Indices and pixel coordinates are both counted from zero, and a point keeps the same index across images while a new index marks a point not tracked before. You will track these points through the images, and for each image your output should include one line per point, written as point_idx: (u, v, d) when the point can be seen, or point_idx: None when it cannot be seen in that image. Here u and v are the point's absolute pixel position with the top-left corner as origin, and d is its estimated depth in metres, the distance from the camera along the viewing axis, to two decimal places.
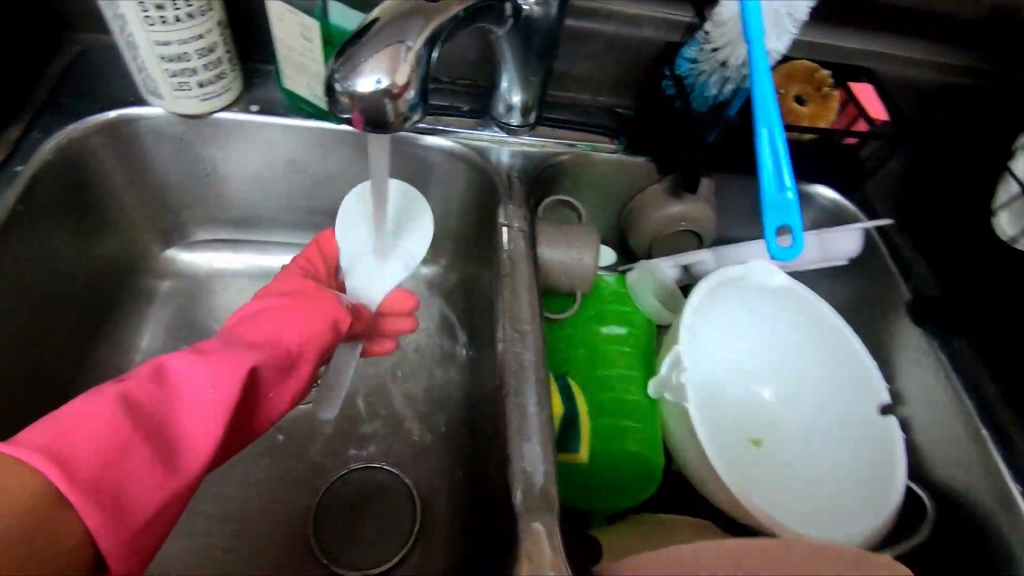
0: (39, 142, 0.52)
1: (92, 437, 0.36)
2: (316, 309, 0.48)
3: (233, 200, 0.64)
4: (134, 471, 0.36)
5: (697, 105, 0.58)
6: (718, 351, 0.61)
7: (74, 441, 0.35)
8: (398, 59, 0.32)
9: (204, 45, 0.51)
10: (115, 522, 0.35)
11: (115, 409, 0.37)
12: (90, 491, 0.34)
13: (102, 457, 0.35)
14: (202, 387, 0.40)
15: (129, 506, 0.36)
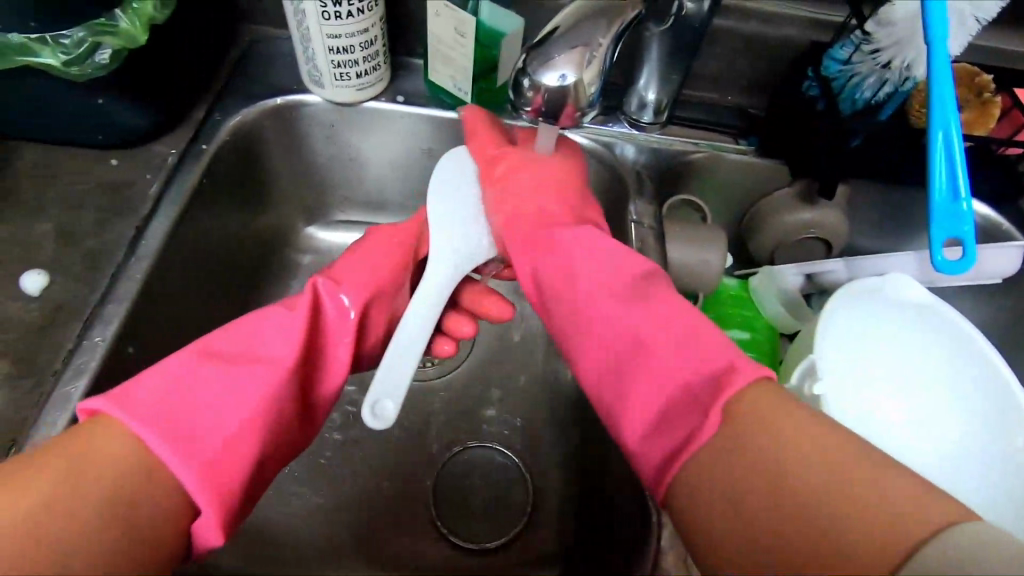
0: (220, 124, 0.57)
1: (169, 387, 0.38)
2: (379, 244, 0.52)
3: (371, 185, 0.68)
4: (216, 411, 0.38)
5: (843, 107, 0.57)
6: (862, 362, 0.56)
7: (155, 393, 0.37)
8: (584, 56, 0.34)
9: (367, 38, 0.54)
10: (192, 441, 0.36)
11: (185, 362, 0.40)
12: (158, 425, 0.36)
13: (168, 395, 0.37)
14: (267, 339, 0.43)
15: (206, 436, 0.37)
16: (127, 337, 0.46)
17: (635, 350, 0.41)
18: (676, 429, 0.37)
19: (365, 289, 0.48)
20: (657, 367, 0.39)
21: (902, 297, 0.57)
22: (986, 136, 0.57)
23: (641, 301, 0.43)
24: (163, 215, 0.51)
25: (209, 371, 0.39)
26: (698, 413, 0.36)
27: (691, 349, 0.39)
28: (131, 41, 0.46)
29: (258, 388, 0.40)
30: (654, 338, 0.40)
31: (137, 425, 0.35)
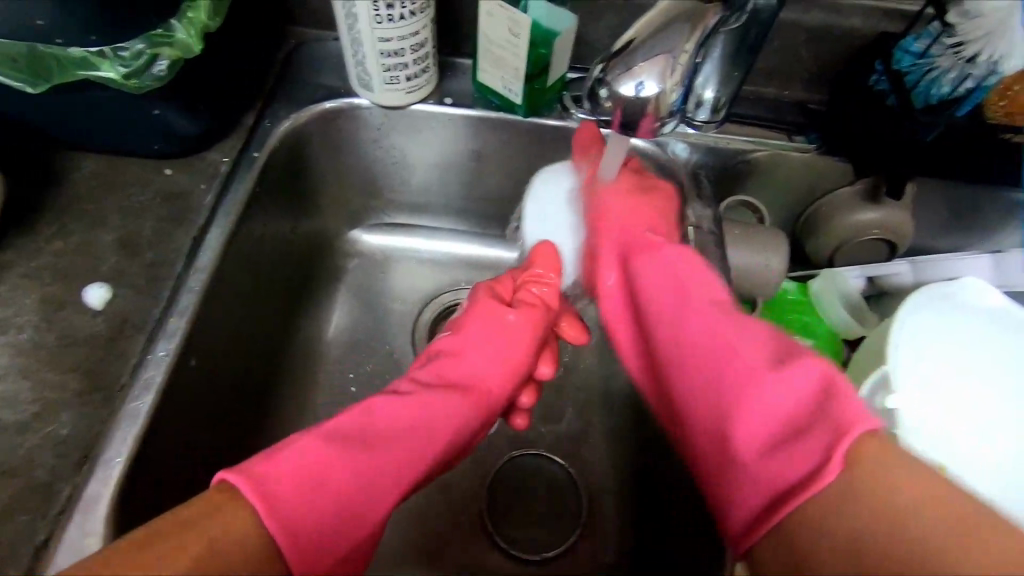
0: (270, 129, 0.57)
1: (303, 465, 0.38)
2: (499, 321, 0.51)
3: (415, 188, 0.67)
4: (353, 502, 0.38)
5: (916, 103, 0.53)
6: (937, 372, 0.53)
7: (288, 471, 0.37)
8: (667, 65, 0.33)
9: (418, 40, 0.53)
10: (321, 545, 0.36)
11: (325, 445, 0.39)
12: (290, 527, 0.35)
13: (304, 487, 0.37)
14: (395, 437, 0.42)
15: (336, 543, 0.37)
16: (189, 349, 0.46)
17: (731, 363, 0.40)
18: (783, 461, 0.35)
19: (497, 368, 0.50)
20: (749, 403, 0.37)
21: (981, 304, 0.55)
22: None
23: (712, 331, 0.42)
24: (219, 226, 0.51)
25: (345, 458, 0.39)
26: (813, 460, 0.34)
27: (793, 385, 0.37)
28: (186, 50, 0.46)
29: (375, 491, 0.39)
30: (731, 357, 0.40)
31: (273, 524, 0.35)
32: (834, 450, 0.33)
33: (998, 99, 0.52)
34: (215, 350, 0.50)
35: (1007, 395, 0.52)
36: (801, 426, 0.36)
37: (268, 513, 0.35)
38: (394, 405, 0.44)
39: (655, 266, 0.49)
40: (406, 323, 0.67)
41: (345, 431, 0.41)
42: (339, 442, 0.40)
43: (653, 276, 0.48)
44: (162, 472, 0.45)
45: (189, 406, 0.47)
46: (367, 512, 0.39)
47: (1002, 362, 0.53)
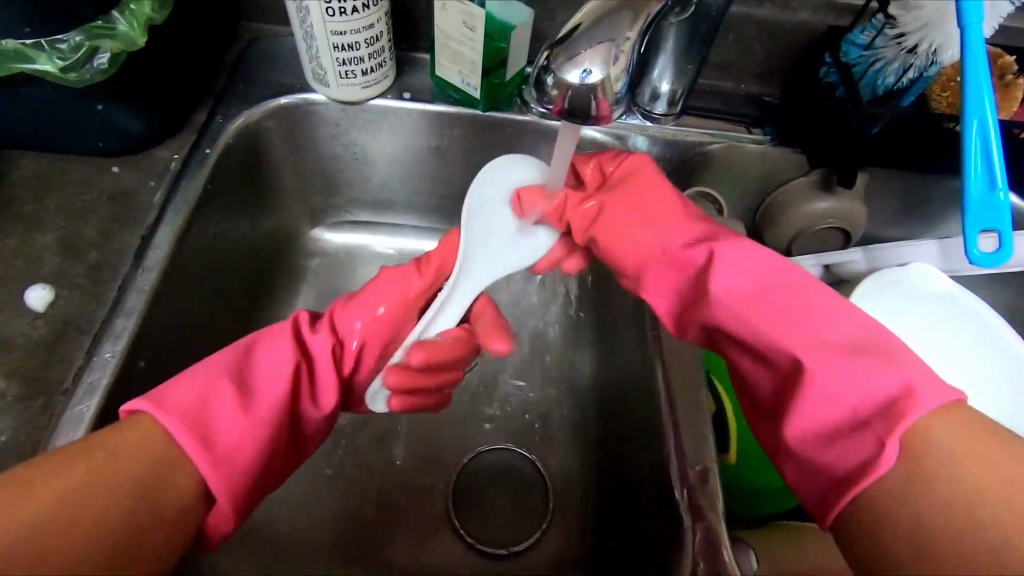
0: (223, 126, 0.55)
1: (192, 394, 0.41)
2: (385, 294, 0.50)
3: (376, 185, 0.67)
4: (231, 414, 0.41)
5: (863, 95, 0.55)
6: None
7: (179, 393, 0.41)
8: (611, 53, 0.33)
9: (373, 34, 0.52)
10: (206, 441, 0.39)
11: (212, 368, 0.42)
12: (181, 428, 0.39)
13: (195, 403, 0.41)
14: (271, 375, 0.44)
15: (219, 444, 0.40)
16: (137, 351, 0.45)
17: (789, 322, 0.41)
18: (839, 449, 0.36)
19: (371, 321, 0.50)
20: (813, 389, 0.38)
21: (926, 288, 0.57)
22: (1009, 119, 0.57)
23: (770, 305, 0.42)
24: (168, 224, 0.50)
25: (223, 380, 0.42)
26: (873, 440, 0.35)
27: (859, 378, 0.37)
28: (129, 43, 0.45)
29: (252, 410, 0.42)
30: (791, 331, 0.41)
31: (172, 425, 0.39)
32: (890, 434, 0.34)
33: (941, 90, 0.56)
34: (165, 351, 0.49)
35: (959, 378, 0.55)
36: (862, 414, 0.36)
37: (156, 411, 0.39)
38: (274, 342, 0.46)
39: (723, 251, 0.45)
40: None
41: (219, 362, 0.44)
42: (225, 366, 0.43)
43: (720, 258, 0.45)
44: None
45: None
46: (238, 426, 0.41)
47: (953, 347, 0.56)
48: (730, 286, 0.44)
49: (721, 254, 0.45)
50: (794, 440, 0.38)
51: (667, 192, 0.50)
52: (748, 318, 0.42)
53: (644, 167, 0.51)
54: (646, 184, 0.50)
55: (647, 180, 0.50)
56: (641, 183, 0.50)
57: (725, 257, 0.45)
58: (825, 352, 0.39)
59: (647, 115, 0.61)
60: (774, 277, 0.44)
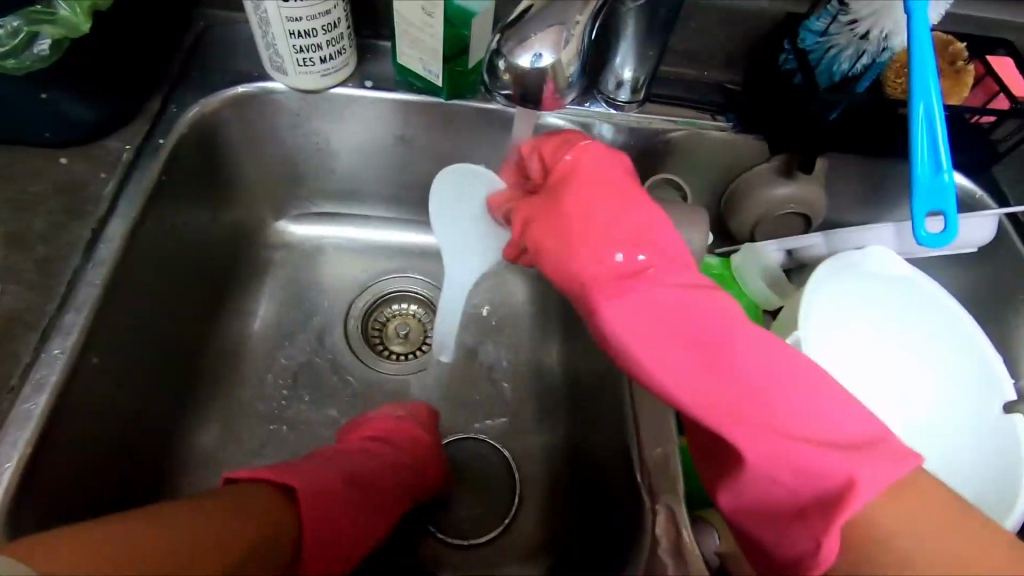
0: (177, 116, 0.54)
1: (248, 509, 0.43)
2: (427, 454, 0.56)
3: (341, 176, 0.66)
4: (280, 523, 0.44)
5: (821, 80, 0.56)
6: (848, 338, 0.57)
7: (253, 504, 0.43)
8: (559, 36, 0.33)
9: (330, 20, 0.51)
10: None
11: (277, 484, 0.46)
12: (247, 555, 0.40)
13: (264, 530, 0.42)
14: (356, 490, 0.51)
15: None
16: (88, 347, 0.44)
17: (714, 394, 0.41)
18: (789, 536, 0.38)
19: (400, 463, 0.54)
20: (749, 473, 0.40)
21: (880, 271, 0.58)
22: (961, 104, 0.58)
23: (687, 371, 0.42)
24: (120, 217, 0.48)
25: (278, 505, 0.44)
26: (812, 535, 0.37)
27: (796, 461, 0.38)
28: (73, 29, 0.43)
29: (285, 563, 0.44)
30: (717, 404, 0.41)
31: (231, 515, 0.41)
32: (828, 533, 0.36)
33: (897, 75, 0.56)
34: (120, 347, 0.48)
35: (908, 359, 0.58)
36: (801, 499, 0.38)
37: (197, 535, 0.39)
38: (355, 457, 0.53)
39: (628, 303, 0.44)
40: (338, 314, 0.66)
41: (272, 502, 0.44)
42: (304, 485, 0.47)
43: (626, 318, 0.44)
44: (59, 479, 0.42)
45: (87, 405, 0.45)
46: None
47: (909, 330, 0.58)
48: (642, 350, 0.43)
49: (636, 305, 0.44)
50: (732, 514, 0.41)
51: (601, 204, 0.48)
52: (677, 386, 0.42)
53: (597, 170, 0.49)
54: (584, 194, 0.48)
55: (589, 182, 0.49)
56: (586, 186, 0.48)
57: (639, 309, 0.44)
58: (759, 436, 0.39)
59: (611, 103, 0.61)
60: (687, 331, 0.43)
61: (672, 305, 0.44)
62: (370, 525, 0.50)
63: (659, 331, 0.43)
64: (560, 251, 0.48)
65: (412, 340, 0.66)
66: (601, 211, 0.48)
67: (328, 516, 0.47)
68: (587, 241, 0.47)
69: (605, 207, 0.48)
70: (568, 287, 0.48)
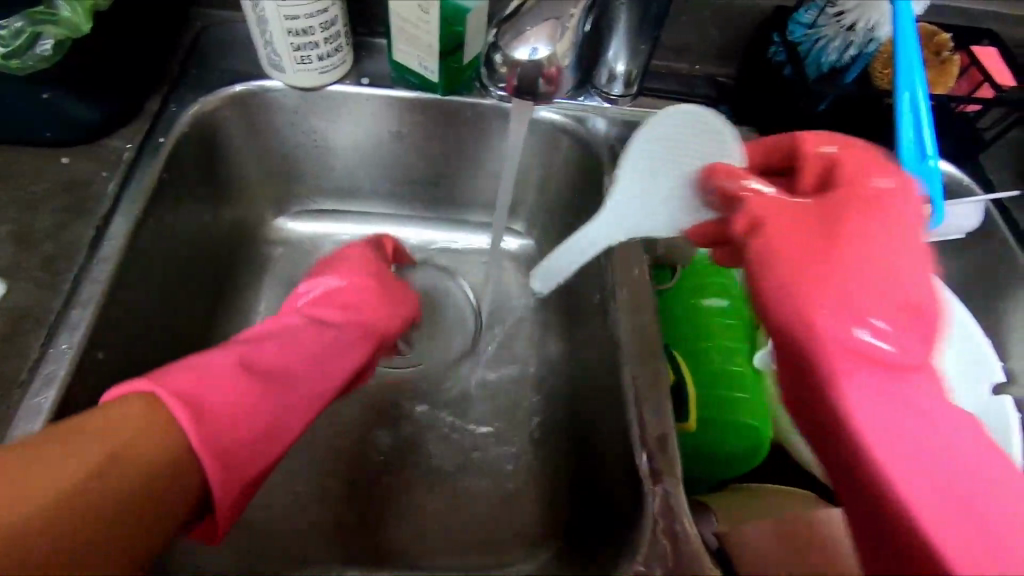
0: (177, 114, 0.55)
1: (199, 380, 0.42)
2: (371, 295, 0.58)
3: (339, 173, 0.67)
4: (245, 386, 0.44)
5: (810, 73, 0.57)
6: None
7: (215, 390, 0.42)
8: (554, 28, 0.35)
9: (328, 17, 0.52)
10: (231, 455, 0.40)
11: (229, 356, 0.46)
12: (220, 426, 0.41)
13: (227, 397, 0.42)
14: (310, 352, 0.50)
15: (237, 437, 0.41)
16: (95, 343, 0.45)
17: (927, 476, 0.34)
18: None
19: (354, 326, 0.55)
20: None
21: None
22: (948, 94, 0.59)
23: (902, 445, 0.34)
24: (123, 214, 0.49)
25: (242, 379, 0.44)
26: None
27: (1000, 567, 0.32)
28: (75, 30, 0.44)
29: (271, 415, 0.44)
30: (923, 491, 0.33)
31: (191, 398, 0.40)
32: None
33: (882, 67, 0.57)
34: (125, 342, 0.49)
35: None
36: None
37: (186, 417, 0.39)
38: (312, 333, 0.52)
39: (832, 342, 0.36)
40: None
41: (216, 359, 0.44)
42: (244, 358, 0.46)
43: (841, 362, 0.36)
44: None
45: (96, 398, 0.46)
46: (246, 429, 0.42)
47: None
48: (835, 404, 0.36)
49: (860, 361, 0.36)
50: None
51: (853, 217, 0.38)
52: (879, 449, 0.34)
53: (864, 160, 0.40)
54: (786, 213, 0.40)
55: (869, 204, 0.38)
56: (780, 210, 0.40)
57: (860, 365, 0.36)
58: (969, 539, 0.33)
59: (605, 97, 0.62)
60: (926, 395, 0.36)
61: (918, 363, 0.36)
62: (321, 371, 0.50)
63: (881, 392, 0.35)
64: (767, 276, 0.39)
65: (412, 334, 0.67)
66: (881, 235, 0.37)
67: (296, 375, 0.48)
68: (871, 262, 0.37)
69: (897, 247, 0.37)
70: (767, 303, 0.39)
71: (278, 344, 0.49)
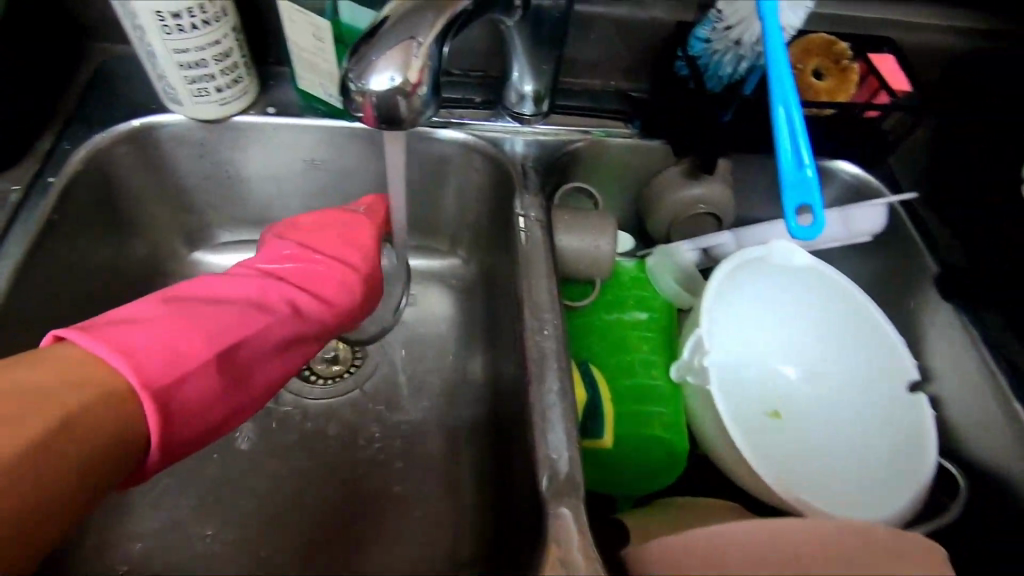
0: (69, 153, 0.54)
1: (153, 343, 0.45)
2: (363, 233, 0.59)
3: (255, 203, 0.65)
4: (185, 350, 0.46)
5: (712, 84, 0.58)
6: (759, 334, 0.62)
7: (134, 335, 0.45)
8: (409, 54, 0.35)
9: (220, 50, 0.51)
10: (160, 399, 0.44)
11: (169, 319, 0.47)
12: (148, 385, 0.43)
13: (160, 360, 0.45)
14: (258, 330, 0.52)
15: (173, 414, 0.45)
16: None
17: None
18: None
19: (307, 294, 0.57)
20: None
21: (786, 263, 0.60)
22: (847, 102, 0.60)
23: None
24: (5, 257, 0.48)
25: (178, 335, 0.46)
26: None
27: None
28: None
29: (207, 396, 0.47)
30: None
31: (123, 364, 0.43)
32: None
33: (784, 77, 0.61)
34: None
35: (828, 349, 0.61)
36: None
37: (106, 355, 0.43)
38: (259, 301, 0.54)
39: None
40: None
41: (179, 320, 0.48)
42: (199, 326, 0.48)
43: None
44: None
45: None
46: (186, 405, 0.46)
47: (826, 319, 0.61)
48: None
49: None
50: None
51: None
52: None
53: None
54: None
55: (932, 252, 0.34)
56: None
57: None
58: None
59: (517, 116, 0.62)
60: None
61: None
62: (277, 363, 0.53)
63: None
64: None
65: (339, 363, 0.66)
66: None
67: (234, 357, 0.50)
68: None
69: None
70: None
71: (246, 317, 0.51)
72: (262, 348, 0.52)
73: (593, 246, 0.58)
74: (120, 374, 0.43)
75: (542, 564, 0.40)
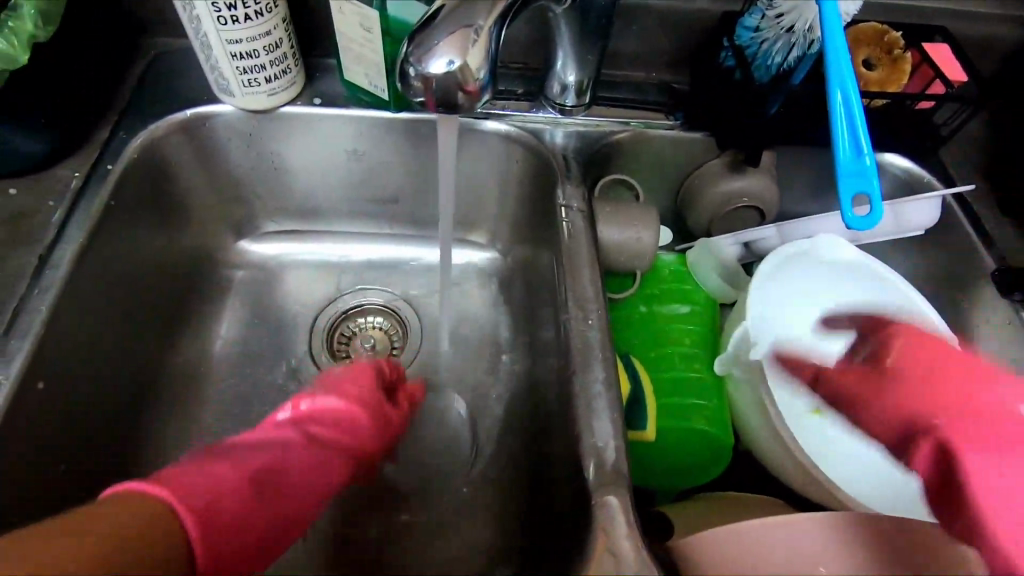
0: (125, 142, 0.55)
1: (206, 494, 0.44)
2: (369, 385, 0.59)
3: (300, 192, 0.66)
4: (240, 508, 0.46)
5: (759, 75, 0.57)
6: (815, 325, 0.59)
7: (189, 486, 0.44)
8: (467, 40, 0.35)
9: (271, 41, 0.52)
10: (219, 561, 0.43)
11: (224, 476, 0.46)
12: (209, 535, 0.42)
13: (217, 524, 0.44)
14: (307, 488, 0.51)
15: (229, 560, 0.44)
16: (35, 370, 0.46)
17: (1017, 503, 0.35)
18: None
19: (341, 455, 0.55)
20: None
21: (839, 257, 0.59)
22: (899, 92, 0.59)
23: None
24: (68, 242, 0.50)
25: (236, 498, 0.46)
26: None
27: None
28: (11, 61, 0.45)
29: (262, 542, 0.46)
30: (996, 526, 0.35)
31: (182, 508, 0.42)
32: None
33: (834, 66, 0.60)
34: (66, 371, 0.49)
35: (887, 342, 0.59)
36: None
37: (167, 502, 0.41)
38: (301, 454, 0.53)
39: None
40: (301, 333, 0.66)
41: (228, 479, 0.47)
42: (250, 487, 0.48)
43: None
44: None
45: (33, 431, 0.46)
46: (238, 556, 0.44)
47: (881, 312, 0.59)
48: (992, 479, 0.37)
49: None
50: None
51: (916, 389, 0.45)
52: None
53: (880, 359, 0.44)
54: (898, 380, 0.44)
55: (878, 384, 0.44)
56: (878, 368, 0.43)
57: None
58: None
59: (558, 108, 0.62)
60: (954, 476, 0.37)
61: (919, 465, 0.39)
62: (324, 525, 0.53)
63: None
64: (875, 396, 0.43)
65: (378, 352, 0.67)
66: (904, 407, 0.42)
67: (279, 498, 0.49)
68: None
69: None
70: None
71: (291, 481, 0.51)
72: (307, 498, 0.51)
73: (636, 239, 0.58)
74: (183, 522, 0.41)
75: (590, 554, 0.39)
